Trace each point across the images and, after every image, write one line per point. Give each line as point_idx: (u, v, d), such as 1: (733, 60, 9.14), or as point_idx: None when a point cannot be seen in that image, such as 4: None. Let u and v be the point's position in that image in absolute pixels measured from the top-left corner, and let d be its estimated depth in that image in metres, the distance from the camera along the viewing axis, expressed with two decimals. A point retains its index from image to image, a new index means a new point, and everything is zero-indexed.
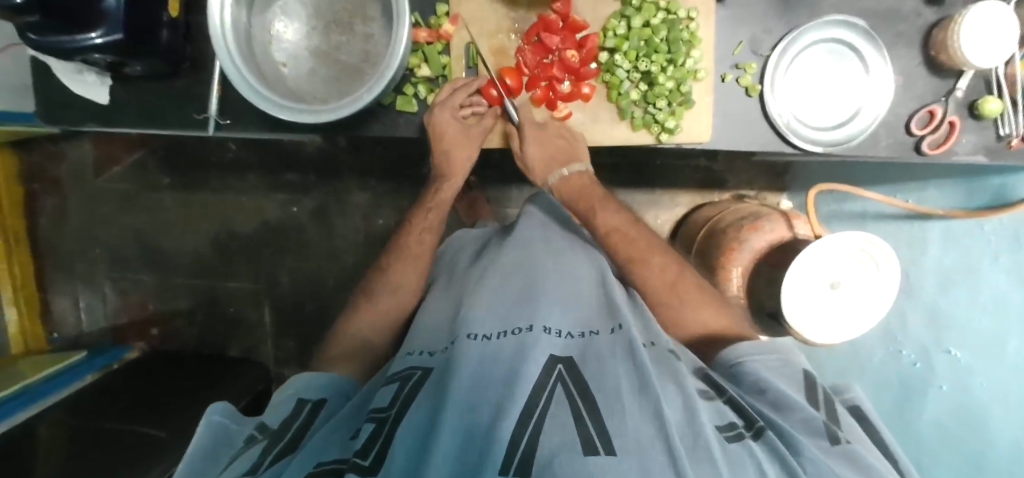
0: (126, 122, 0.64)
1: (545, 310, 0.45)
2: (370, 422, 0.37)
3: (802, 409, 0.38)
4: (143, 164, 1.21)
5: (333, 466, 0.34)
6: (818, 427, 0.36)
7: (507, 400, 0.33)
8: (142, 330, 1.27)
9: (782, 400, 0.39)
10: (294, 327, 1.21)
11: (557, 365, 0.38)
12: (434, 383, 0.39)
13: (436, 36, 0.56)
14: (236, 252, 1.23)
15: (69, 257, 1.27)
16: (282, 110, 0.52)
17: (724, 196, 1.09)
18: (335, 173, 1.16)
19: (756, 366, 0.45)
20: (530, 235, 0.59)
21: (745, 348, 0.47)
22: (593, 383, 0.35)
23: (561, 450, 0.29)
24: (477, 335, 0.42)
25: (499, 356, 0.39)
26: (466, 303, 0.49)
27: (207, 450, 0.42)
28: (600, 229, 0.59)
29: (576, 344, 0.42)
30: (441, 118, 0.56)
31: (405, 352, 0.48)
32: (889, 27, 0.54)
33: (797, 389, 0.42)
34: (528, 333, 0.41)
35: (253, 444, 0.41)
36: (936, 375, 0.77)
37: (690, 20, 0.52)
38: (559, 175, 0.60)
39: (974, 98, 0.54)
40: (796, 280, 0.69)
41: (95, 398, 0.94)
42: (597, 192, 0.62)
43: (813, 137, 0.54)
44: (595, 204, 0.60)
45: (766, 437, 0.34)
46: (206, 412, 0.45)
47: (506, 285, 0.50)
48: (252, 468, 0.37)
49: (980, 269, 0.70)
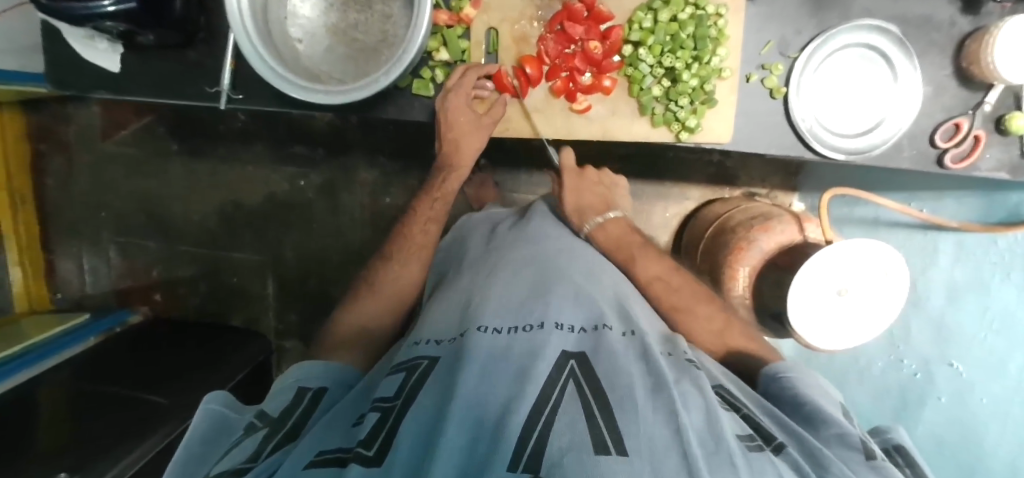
0: (135, 91, 0.63)
1: (556, 307, 0.46)
2: (375, 411, 0.38)
3: (838, 425, 0.39)
4: (150, 129, 1.20)
5: (335, 456, 0.34)
6: (852, 443, 0.37)
7: (516, 397, 0.33)
8: (145, 296, 1.28)
9: (816, 416, 0.41)
10: (297, 300, 1.22)
11: (570, 361, 0.38)
12: (442, 375, 0.40)
13: (456, 19, 0.55)
14: (242, 223, 1.23)
15: (75, 219, 1.27)
16: (295, 89, 0.51)
17: (735, 193, 1.09)
18: (344, 148, 1.15)
19: (799, 382, 0.46)
20: (540, 235, 0.60)
21: (783, 367, 0.48)
22: (606, 381, 0.35)
23: (572, 448, 0.29)
24: (487, 328, 0.42)
25: (508, 352, 0.39)
26: (477, 296, 0.50)
27: (205, 437, 0.43)
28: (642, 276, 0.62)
29: (589, 338, 0.42)
30: (452, 105, 0.55)
31: (412, 341, 0.49)
32: (922, 35, 0.53)
33: (833, 407, 0.43)
34: (538, 330, 0.42)
35: (253, 432, 0.42)
36: (936, 386, 0.78)
37: (719, 16, 0.51)
38: (597, 221, 0.66)
39: (1002, 113, 0.53)
40: (803, 284, 0.70)
41: (100, 362, 0.95)
42: (635, 240, 0.66)
43: (838, 144, 0.53)
44: (634, 253, 0.64)
45: (786, 453, 0.34)
46: (202, 402, 0.46)
47: (517, 279, 0.51)
48: (250, 457, 0.38)
49: (989, 284, 0.70)
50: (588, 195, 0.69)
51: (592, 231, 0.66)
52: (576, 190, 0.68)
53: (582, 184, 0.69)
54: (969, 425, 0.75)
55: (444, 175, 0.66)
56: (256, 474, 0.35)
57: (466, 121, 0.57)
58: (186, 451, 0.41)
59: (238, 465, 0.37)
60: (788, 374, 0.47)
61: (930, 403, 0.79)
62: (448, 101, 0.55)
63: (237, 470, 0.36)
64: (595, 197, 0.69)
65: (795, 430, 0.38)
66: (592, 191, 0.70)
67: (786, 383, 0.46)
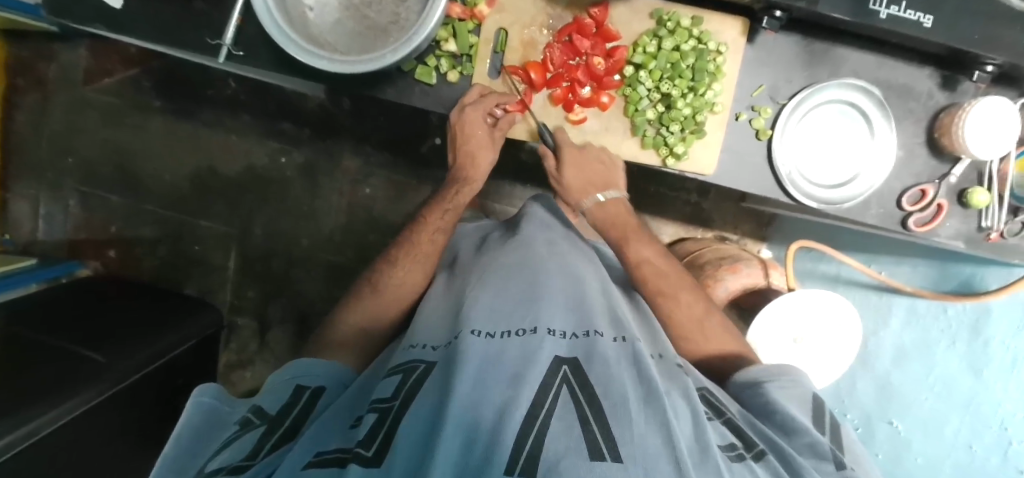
0: (132, 31, 0.61)
1: (547, 311, 0.45)
2: (372, 413, 0.37)
3: (808, 433, 0.40)
4: (137, 82, 1.17)
5: (337, 455, 0.33)
6: (824, 452, 0.38)
7: (511, 402, 0.33)
8: (99, 251, 1.22)
9: (787, 424, 0.41)
10: (259, 277, 1.19)
11: (563, 366, 0.38)
12: (438, 376, 0.38)
13: (469, 14, 0.55)
14: (215, 191, 1.19)
15: (39, 161, 1.21)
16: (303, 53, 0.50)
17: (707, 234, 1.12)
18: (333, 132, 1.14)
19: (773, 387, 0.46)
20: (533, 236, 0.59)
21: (760, 370, 0.49)
22: (598, 387, 0.35)
23: (567, 454, 0.28)
24: (480, 332, 0.41)
25: (502, 356, 0.38)
26: (468, 299, 0.49)
27: (196, 431, 0.41)
28: (630, 259, 0.60)
29: (580, 344, 0.41)
30: (468, 118, 0.56)
31: (407, 344, 0.48)
32: (901, 103, 0.56)
33: (805, 414, 0.43)
34: (531, 334, 0.41)
35: (249, 429, 0.40)
36: (875, 442, 0.81)
37: (718, 53, 0.54)
38: (596, 199, 0.62)
39: (965, 186, 0.56)
40: (762, 334, 0.75)
41: (37, 310, 0.90)
42: (631, 221, 0.63)
43: (813, 192, 0.56)
44: (628, 233, 0.62)
45: (765, 461, 0.36)
46: (192, 394, 0.44)
47: (508, 282, 0.50)
48: (249, 454, 0.36)
49: (935, 349, 0.71)
50: (586, 171, 0.59)
51: (589, 209, 0.63)
52: (574, 169, 0.58)
53: (583, 162, 0.57)
54: None
55: (456, 188, 0.67)
56: (254, 473, 0.33)
57: (475, 127, 0.57)
58: (176, 445, 0.39)
59: (236, 463, 0.35)
60: (763, 379, 0.47)
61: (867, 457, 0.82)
62: (464, 113, 0.56)
63: (235, 468, 0.34)
64: (594, 174, 0.59)
65: (767, 433, 0.39)
66: (592, 167, 0.58)
67: (759, 389, 0.46)
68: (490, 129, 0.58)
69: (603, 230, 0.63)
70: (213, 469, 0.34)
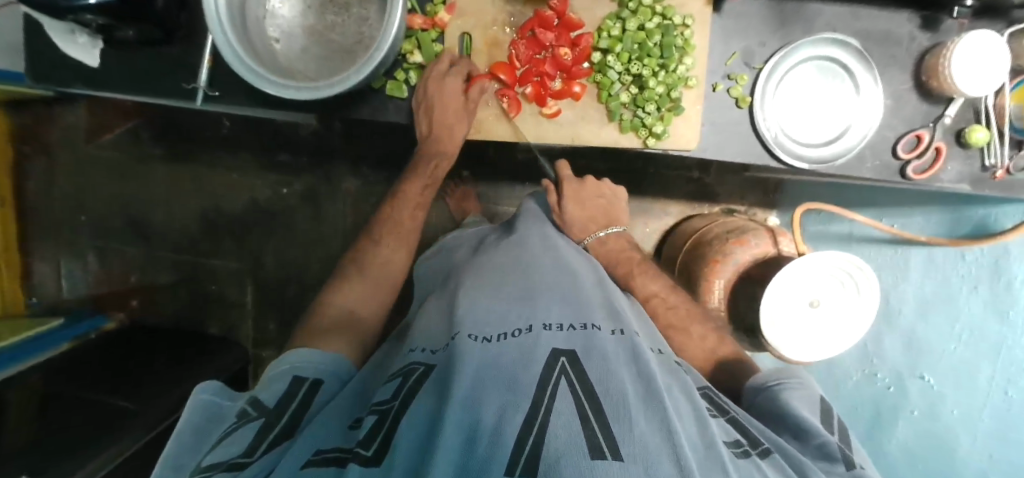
0: (115, 86, 0.63)
1: (544, 306, 0.44)
2: (372, 415, 0.38)
3: (817, 434, 0.40)
4: (136, 134, 1.20)
5: (335, 455, 0.34)
6: (832, 452, 0.38)
7: (512, 403, 0.32)
8: (122, 301, 1.26)
9: (794, 422, 0.41)
10: (276, 308, 1.21)
11: (561, 359, 0.37)
12: (436, 382, 0.37)
13: (431, 23, 0.55)
14: (223, 229, 1.22)
15: (56, 222, 1.26)
16: (270, 85, 0.51)
17: (713, 209, 1.10)
18: (329, 157, 1.16)
19: (785, 389, 0.46)
20: (527, 235, 0.60)
21: (770, 377, 0.49)
22: (598, 384, 0.34)
23: (568, 452, 0.28)
24: (477, 337, 0.40)
25: (502, 357, 0.37)
26: (461, 303, 0.47)
27: (197, 428, 0.42)
28: (641, 294, 0.65)
29: (579, 335, 0.40)
30: (445, 86, 0.54)
31: (405, 349, 0.48)
32: (883, 50, 0.54)
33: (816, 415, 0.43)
34: (527, 334, 0.40)
35: (247, 422, 0.40)
36: (909, 400, 0.77)
37: (685, 27, 0.53)
38: (598, 235, 0.70)
39: (961, 126, 0.54)
40: (774, 300, 0.70)
41: (69, 365, 0.93)
42: (633, 255, 0.70)
43: (801, 153, 0.54)
44: (633, 269, 0.67)
45: (771, 458, 0.35)
46: (196, 390, 0.45)
47: (504, 281, 0.49)
48: (247, 450, 0.37)
49: (957, 297, 0.70)
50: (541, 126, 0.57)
51: (591, 244, 0.69)
52: (575, 203, 0.70)
53: (583, 198, 0.71)
54: (942, 437, 0.75)
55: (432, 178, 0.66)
56: (254, 472, 0.35)
57: (455, 108, 0.55)
58: (178, 446, 0.40)
59: (235, 459, 0.36)
60: (774, 383, 0.48)
61: (903, 416, 0.78)
62: (443, 82, 0.54)
63: (233, 466, 0.35)
64: (594, 209, 0.72)
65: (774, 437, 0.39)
66: (592, 203, 0.72)
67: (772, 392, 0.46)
68: (465, 103, 0.55)
69: (608, 266, 0.68)
70: (212, 466, 0.35)
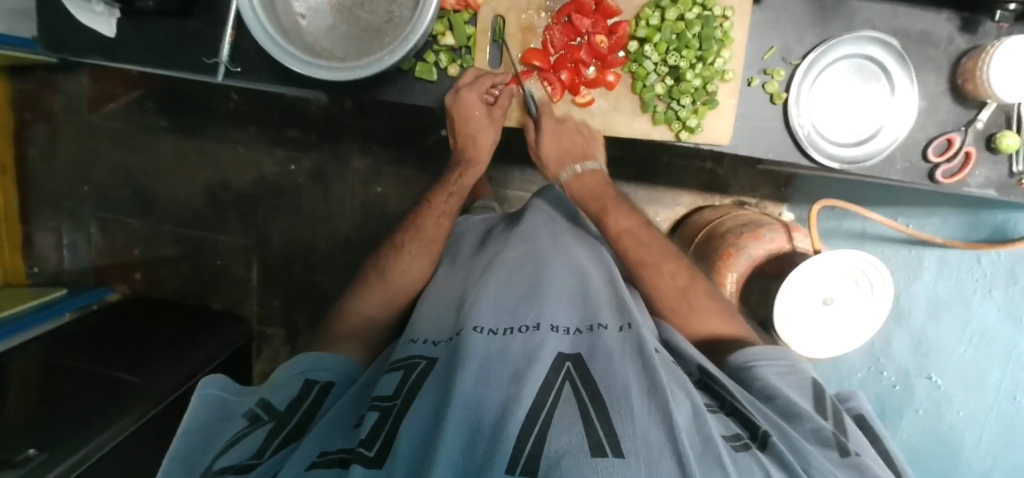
0: (130, 58, 0.61)
1: (550, 306, 0.46)
2: (374, 411, 0.37)
3: (812, 419, 0.40)
4: (141, 104, 1.18)
5: (338, 456, 0.33)
6: (827, 438, 0.39)
7: (515, 398, 0.33)
8: (125, 274, 1.25)
9: (791, 409, 0.42)
10: (281, 285, 1.21)
11: (566, 363, 0.38)
12: (441, 373, 0.39)
13: (464, 5, 0.53)
14: (229, 204, 1.20)
15: (57, 191, 1.23)
16: (297, 64, 0.50)
17: (724, 201, 1.10)
18: (338, 135, 1.14)
19: (768, 371, 0.47)
20: (535, 229, 0.59)
21: (754, 352, 0.50)
22: (601, 383, 0.35)
23: (569, 451, 0.29)
24: (482, 329, 0.42)
25: (506, 352, 0.39)
26: (469, 296, 0.49)
27: (206, 427, 0.41)
28: (612, 230, 0.61)
29: (584, 340, 0.42)
30: (465, 99, 0.54)
31: (407, 339, 0.48)
32: (920, 50, 0.54)
33: (803, 398, 0.45)
34: (534, 331, 0.42)
35: (257, 426, 0.40)
36: (915, 399, 0.79)
37: (724, 19, 0.52)
38: (572, 172, 0.65)
39: (993, 131, 0.54)
40: (790, 295, 0.71)
41: (74, 338, 0.93)
42: (607, 192, 0.65)
43: (833, 153, 0.54)
44: (607, 205, 0.63)
45: (772, 447, 0.35)
46: (200, 386, 0.43)
47: (511, 277, 0.50)
48: (255, 453, 0.36)
49: (970, 301, 0.70)
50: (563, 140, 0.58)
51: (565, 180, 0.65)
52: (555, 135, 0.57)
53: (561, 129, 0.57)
54: (947, 439, 0.77)
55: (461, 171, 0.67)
56: (261, 473, 0.34)
57: (479, 120, 0.57)
58: (185, 443, 0.39)
59: (243, 462, 0.35)
60: (756, 363, 0.48)
61: (908, 415, 0.81)
62: (461, 95, 0.54)
63: (241, 468, 0.34)
64: (570, 142, 0.58)
65: (781, 426, 0.38)
66: (570, 135, 0.58)
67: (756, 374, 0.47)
68: (488, 108, 0.57)
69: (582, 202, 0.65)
70: (222, 468, 0.35)
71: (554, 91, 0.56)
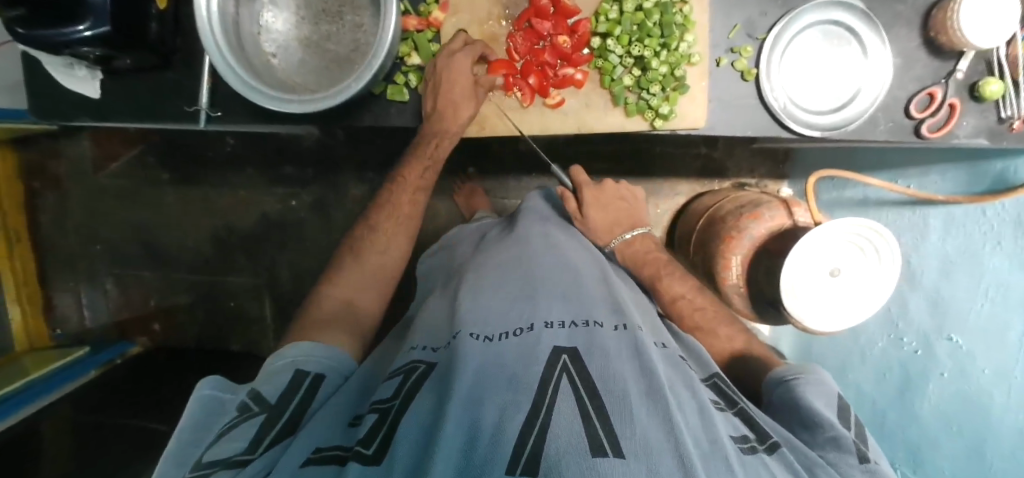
0: (117, 116, 0.64)
1: (546, 307, 0.45)
2: (373, 412, 0.37)
3: (832, 428, 0.39)
4: (142, 160, 1.21)
5: (334, 453, 0.34)
6: (846, 446, 0.38)
7: (512, 402, 0.33)
8: (143, 326, 1.28)
9: (809, 417, 0.40)
10: (294, 320, 1.22)
11: (562, 357, 0.37)
12: (438, 377, 0.38)
13: (426, 23, 0.55)
14: (235, 246, 1.23)
15: (73, 253, 1.27)
16: (270, 101, 0.51)
17: (724, 185, 1.09)
18: (333, 165, 1.16)
19: (799, 383, 0.44)
20: (530, 232, 0.59)
21: (783, 368, 0.47)
22: (599, 383, 0.35)
23: (568, 451, 0.28)
24: (479, 336, 0.41)
25: (503, 355, 0.38)
26: (464, 300, 0.48)
27: (200, 422, 0.40)
28: (666, 297, 0.61)
29: (580, 334, 0.41)
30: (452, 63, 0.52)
31: (407, 347, 0.47)
32: (887, 8, 0.53)
33: (830, 407, 0.42)
34: (529, 332, 0.41)
35: (247, 418, 0.39)
36: (938, 360, 0.75)
37: (683, 3, 0.52)
38: (622, 238, 0.66)
39: (975, 80, 0.53)
40: (796, 267, 0.69)
41: (98, 393, 0.95)
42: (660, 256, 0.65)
43: (812, 121, 0.53)
44: (660, 271, 0.63)
45: (780, 452, 0.35)
46: (196, 385, 0.43)
47: (505, 281, 0.50)
48: (250, 446, 0.37)
49: (982, 255, 0.67)
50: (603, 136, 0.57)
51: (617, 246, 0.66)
52: (598, 208, 0.66)
53: (603, 201, 0.66)
54: (975, 401, 0.70)
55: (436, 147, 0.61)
56: (253, 472, 0.35)
57: (462, 88, 0.53)
58: (179, 439, 0.39)
59: (237, 457, 0.36)
60: (790, 376, 0.46)
61: (933, 379, 0.76)
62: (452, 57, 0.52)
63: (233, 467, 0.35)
64: (616, 212, 0.67)
65: (790, 437, 0.38)
66: (613, 206, 0.67)
67: (782, 386, 0.45)
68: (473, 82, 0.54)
69: (633, 267, 0.65)
70: (215, 463, 0.35)
71: (524, 97, 0.55)
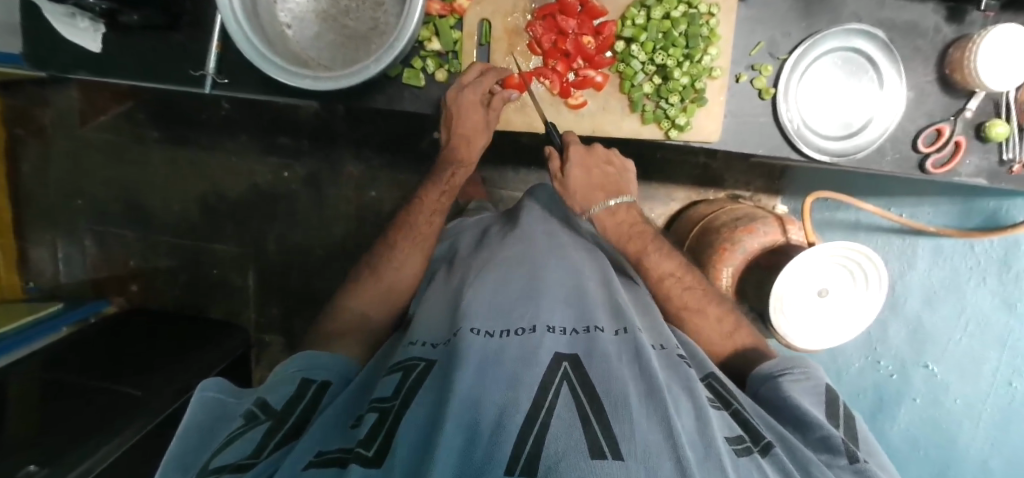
0: (116, 72, 0.61)
1: (547, 308, 0.45)
2: (372, 412, 0.37)
3: (822, 427, 0.40)
4: (131, 116, 1.17)
5: (336, 456, 0.33)
6: (835, 445, 0.38)
7: (513, 402, 0.33)
8: (122, 286, 1.24)
9: (800, 416, 0.41)
10: (278, 293, 1.20)
11: (563, 363, 0.37)
12: (437, 376, 0.38)
13: (449, 9, 0.54)
14: (223, 213, 1.20)
15: (50, 206, 1.23)
16: (285, 75, 0.49)
17: (719, 195, 1.10)
18: (330, 140, 1.14)
19: (789, 381, 0.46)
20: (533, 231, 0.59)
21: (774, 365, 0.49)
22: (598, 385, 0.35)
23: (567, 453, 0.28)
24: (478, 331, 0.42)
25: (504, 353, 0.39)
26: (465, 296, 0.49)
27: (202, 426, 0.40)
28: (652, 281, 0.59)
29: (581, 339, 0.41)
30: (467, 99, 0.53)
31: (407, 342, 0.47)
32: (907, 41, 0.54)
33: (817, 406, 0.44)
34: (530, 333, 0.41)
35: (255, 424, 0.39)
36: (912, 386, 0.79)
37: (710, 16, 0.52)
38: (604, 205, 0.59)
39: (982, 120, 0.54)
40: (789, 287, 0.70)
41: (72, 351, 0.92)
42: (644, 230, 0.60)
43: (822, 146, 0.54)
44: (645, 246, 0.59)
45: (772, 453, 0.35)
46: (196, 390, 0.42)
47: (507, 279, 0.50)
48: (254, 451, 0.36)
49: (964, 289, 0.72)
50: (595, 176, 0.59)
51: (597, 215, 0.59)
52: (583, 168, 0.57)
53: (591, 162, 0.58)
54: (944, 426, 0.77)
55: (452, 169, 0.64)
56: (257, 473, 0.33)
57: (474, 114, 0.55)
58: (181, 445, 0.38)
59: (240, 461, 0.35)
60: (779, 373, 0.47)
61: (905, 401, 0.81)
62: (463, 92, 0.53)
63: (239, 466, 0.34)
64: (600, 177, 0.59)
65: (779, 430, 0.39)
66: (599, 170, 0.59)
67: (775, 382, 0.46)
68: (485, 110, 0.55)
69: (618, 244, 0.60)
70: (218, 466, 0.34)
71: (553, 86, 0.55)
